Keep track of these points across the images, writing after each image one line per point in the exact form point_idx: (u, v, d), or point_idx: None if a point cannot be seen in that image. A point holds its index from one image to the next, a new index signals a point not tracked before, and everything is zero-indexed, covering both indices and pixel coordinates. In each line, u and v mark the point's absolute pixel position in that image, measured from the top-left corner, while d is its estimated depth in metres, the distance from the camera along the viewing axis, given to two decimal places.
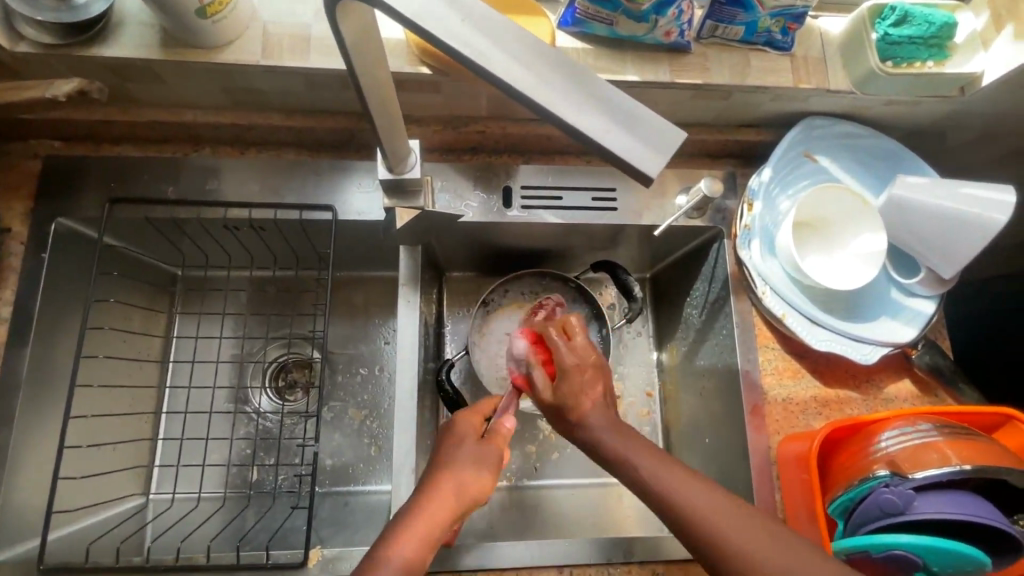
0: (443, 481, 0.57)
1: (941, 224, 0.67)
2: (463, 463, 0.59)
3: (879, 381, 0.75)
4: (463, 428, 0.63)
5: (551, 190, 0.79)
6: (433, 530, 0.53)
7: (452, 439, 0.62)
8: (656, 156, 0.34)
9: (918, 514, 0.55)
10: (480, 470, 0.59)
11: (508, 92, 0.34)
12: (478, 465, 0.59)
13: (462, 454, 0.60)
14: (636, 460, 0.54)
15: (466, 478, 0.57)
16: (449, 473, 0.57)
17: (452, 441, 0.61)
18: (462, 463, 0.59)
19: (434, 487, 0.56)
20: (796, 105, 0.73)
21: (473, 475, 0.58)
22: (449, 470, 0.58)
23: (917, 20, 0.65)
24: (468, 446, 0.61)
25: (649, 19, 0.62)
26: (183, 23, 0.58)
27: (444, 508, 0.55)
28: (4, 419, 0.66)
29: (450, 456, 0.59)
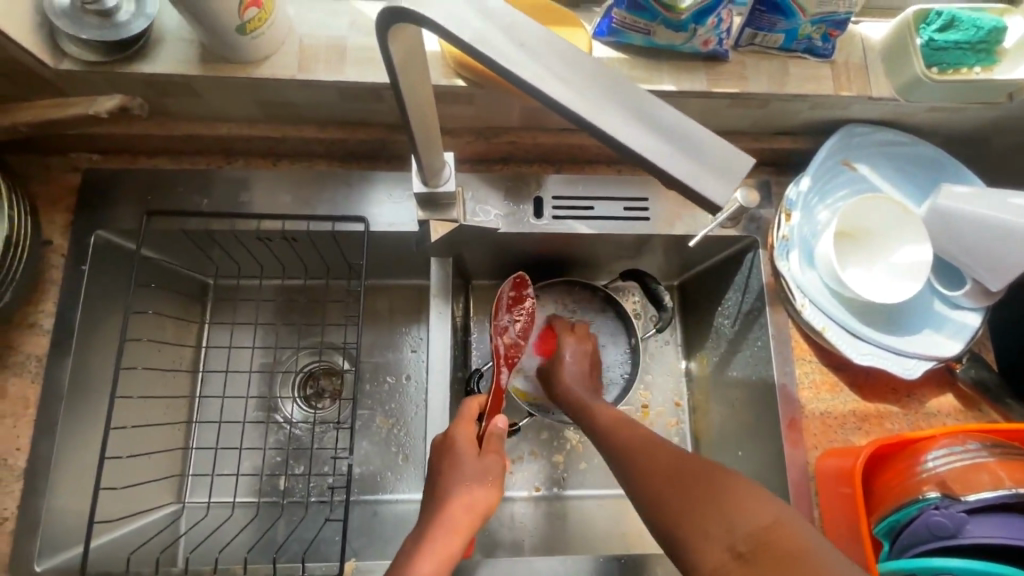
0: (453, 501, 0.59)
1: (990, 235, 0.65)
2: (472, 477, 0.61)
3: (921, 395, 0.73)
4: (464, 436, 0.64)
5: (582, 200, 0.78)
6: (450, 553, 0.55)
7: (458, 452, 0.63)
8: (721, 181, 0.33)
9: (971, 537, 0.54)
10: (484, 483, 0.61)
11: (569, 114, 0.34)
12: (486, 479, 0.61)
13: (470, 464, 0.62)
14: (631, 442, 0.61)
15: (477, 490, 0.60)
16: (455, 495, 0.59)
17: (456, 452, 0.62)
18: (474, 476, 0.61)
19: (445, 507, 0.58)
20: (836, 113, 0.71)
21: (482, 488, 0.60)
22: (457, 488, 0.60)
23: (965, 24, 0.64)
24: (471, 458, 0.62)
25: (687, 29, 0.61)
26: (222, 39, 0.59)
27: (455, 530, 0.56)
28: (45, 429, 0.67)
29: (451, 479, 0.60)
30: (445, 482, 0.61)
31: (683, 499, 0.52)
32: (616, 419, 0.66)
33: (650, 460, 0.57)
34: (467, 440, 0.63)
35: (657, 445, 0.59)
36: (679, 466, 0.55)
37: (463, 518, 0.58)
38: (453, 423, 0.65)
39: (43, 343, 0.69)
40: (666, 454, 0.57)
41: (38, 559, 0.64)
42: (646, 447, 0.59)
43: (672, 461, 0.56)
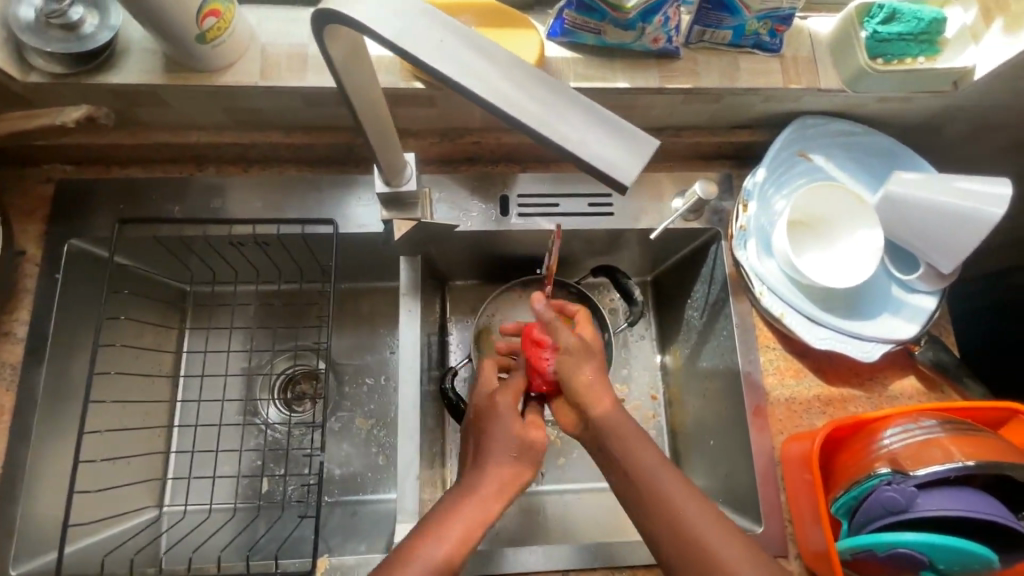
0: (481, 483, 0.59)
1: (938, 219, 0.67)
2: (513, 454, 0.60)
3: (883, 378, 0.75)
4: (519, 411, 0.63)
5: (548, 197, 0.80)
6: (466, 537, 0.55)
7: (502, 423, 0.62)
8: (633, 164, 0.35)
9: (922, 511, 0.55)
10: (522, 458, 0.61)
11: (486, 105, 0.36)
12: (527, 453, 0.61)
13: (518, 437, 0.61)
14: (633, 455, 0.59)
15: (515, 461, 0.60)
16: (493, 466, 0.60)
17: (507, 428, 0.62)
18: (518, 453, 0.60)
19: (481, 476, 0.59)
20: (788, 105, 0.73)
21: (522, 464, 0.60)
22: (496, 459, 0.60)
23: (906, 17, 0.66)
24: (516, 433, 0.61)
25: (636, 27, 0.63)
26: (184, 48, 0.60)
27: (480, 511, 0.57)
28: (19, 435, 0.68)
29: (494, 455, 0.60)
30: (487, 454, 0.61)
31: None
32: (615, 421, 0.61)
33: (685, 518, 0.54)
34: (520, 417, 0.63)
35: (692, 496, 0.56)
36: (730, 538, 0.54)
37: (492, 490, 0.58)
38: (498, 390, 0.65)
39: (18, 351, 0.71)
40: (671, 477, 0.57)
41: (13, 564, 0.65)
42: (676, 496, 0.56)
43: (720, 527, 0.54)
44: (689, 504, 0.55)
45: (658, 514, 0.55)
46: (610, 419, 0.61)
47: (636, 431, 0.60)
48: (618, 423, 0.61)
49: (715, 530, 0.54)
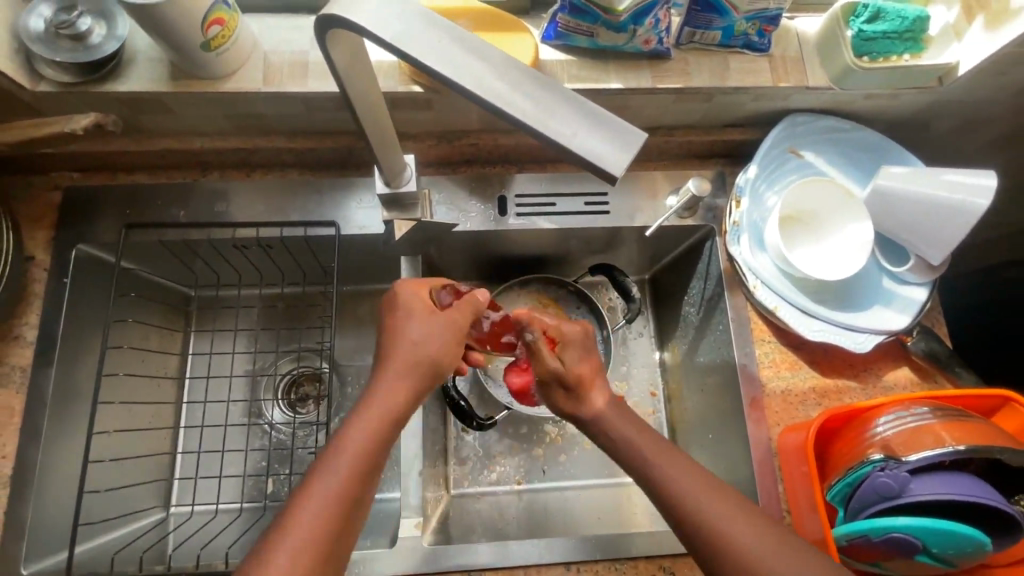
0: (383, 385, 0.55)
1: (925, 211, 0.69)
2: (422, 348, 0.57)
3: (878, 369, 0.76)
4: (449, 319, 0.60)
5: (545, 197, 0.81)
6: (367, 454, 0.52)
7: (408, 316, 0.59)
8: (621, 157, 0.36)
9: (914, 496, 0.56)
10: (432, 341, 0.58)
11: (482, 102, 0.37)
12: (439, 338, 0.59)
13: (424, 327, 0.58)
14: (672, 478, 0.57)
15: (419, 352, 0.57)
16: (397, 355, 0.57)
17: (413, 321, 0.58)
18: (422, 341, 0.58)
19: (385, 369, 0.56)
20: (778, 104, 0.75)
21: (437, 350, 0.58)
22: (398, 356, 0.57)
23: (890, 16, 0.67)
24: (427, 326, 0.59)
25: (627, 29, 0.65)
26: (189, 57, 0.62)
27: (380, 418, 0.54)
28: (29, 437, 0.69)
29: (396, 351, 0.57)
30: (386, 356, 0.57)
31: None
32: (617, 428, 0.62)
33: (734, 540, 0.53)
34: (427, 306, 0.60)
35: (727, 499, 0.55)
36: (770, 543, 0.53)
37: (395, 393, 0.55)
38: (404, 280, 0.61)
39: (27, 354, 0.72)
40: (714, 494, 0.55)
41: (25, 563, 0.66)
42: (711, 502, 0.55)
43: (765, 541, 0.53)
44: (724, 508, 0.54)
45: (695, 519, 0.54)
46: (609, 426, 0.62)
47: (647, 432, 0.61)
48: (617, 429, 0.62)
49: (755, 535, 0.53)
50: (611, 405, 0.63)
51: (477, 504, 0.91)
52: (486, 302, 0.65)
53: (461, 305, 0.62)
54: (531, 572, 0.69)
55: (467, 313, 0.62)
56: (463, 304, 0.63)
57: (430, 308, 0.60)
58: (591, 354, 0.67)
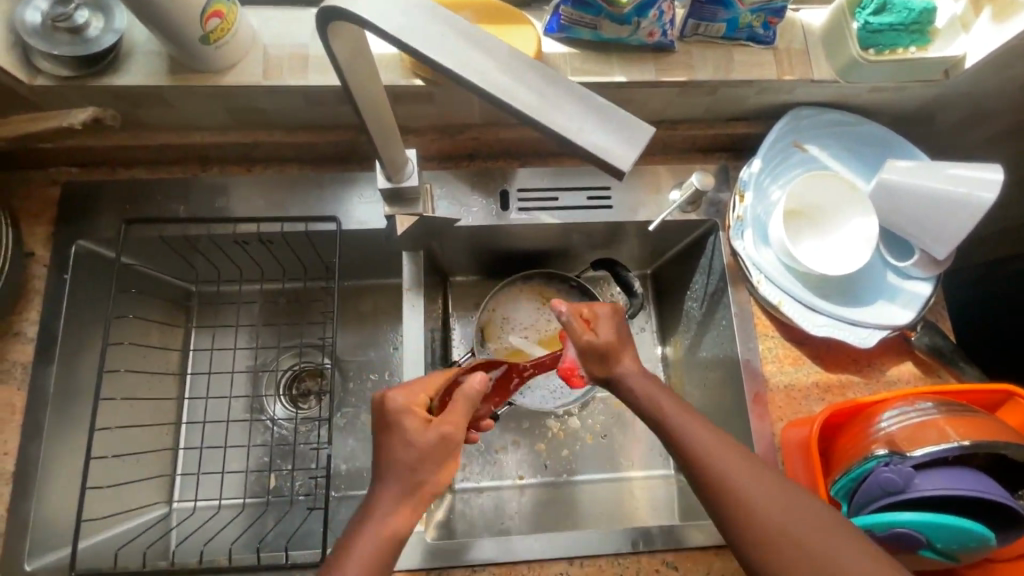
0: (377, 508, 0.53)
1: (931, 205, 0.68)
2: (411, 468, 0.53)
3: (881, 364, 0.76)
4: (438, 437, 0.54)
5: (547, 192, 0.81)
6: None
7: (395, 434, 0.54)
8: (627, 152, 0.36)
9: (920, 491, 0.56)
10: (428, 462, 0.53)
11: (488, 97, 0.37)
12: (431, 453, 0.54)
13: (413, 445, 0.53)
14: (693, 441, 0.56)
15: (414, 474, 0.53)
16: (388, 479, 0.53)
17: (401, 438, 0.54)
18: (413, 461, 0.53)
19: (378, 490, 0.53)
20: (782, 97, 0.75)
21: (430, 464, 0.54)
22: (390, 477, 0.53)
23: (897, 7, 0.66)
24: (415, 448, 0.53)
25: (631, 22, 0.64)
26: (188, 51, 0.62)
27: (377, 539, 0.52)
28: (31, 434, 0.69)
29: (386, 476, 0.53)
30: (380, 477, 0.54)
31: (799, 541, 0.51)
32: (644, 389, 0.61)
33: (750, 504, 0.53)
34: (416, 420, 0.55)
35: (736, 454, 0.55)
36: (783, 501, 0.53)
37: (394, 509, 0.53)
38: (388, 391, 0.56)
39: (28, 350, 0.72)
40: (734, 459, 0.55)
41: (28, 559, 0.66)
42: (727, 462, 0.55)
43: (783, 506, 0.52)
44: (741, 469, 0.54)
45: (707, 477, 0.55)
46: (636, 387, 0.61)
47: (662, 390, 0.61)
48: (644, 389, 0.61)
49: (770, 494, 0.53)
50: (633, 369, 0.63)
51: (479, 499, 0.91)
52: (483, 387, 0.57)
53: (455, 405, 0.56)
54: (535, 567, 0.69)
55: (462, 414, 0.55)
56: (457, 402, 0.56)
57: (422, 420, 0.55)
58: (624, 332, 0.65)
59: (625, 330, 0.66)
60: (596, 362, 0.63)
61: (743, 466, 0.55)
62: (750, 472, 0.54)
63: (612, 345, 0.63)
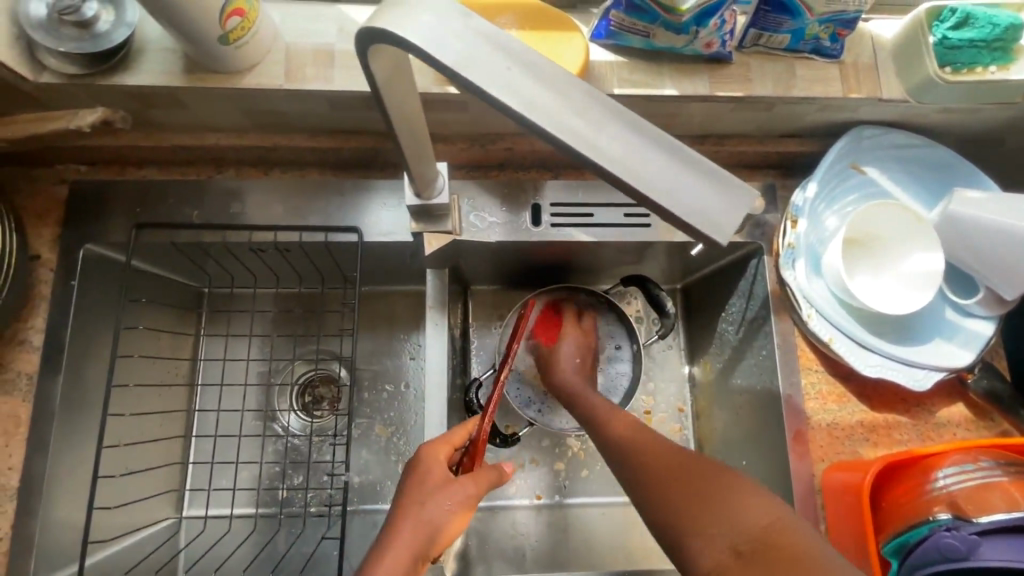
0: (387, 558, 0.49)
1: (1004, 245, 0.63)
2: (433, 524, 0.52)
3: (931, 405, 0.71)
4: (463, 490, 0.55)
5: (581, 206, 0.76)
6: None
7: (417, 497, 0.54)
8: (725, 218, 0.32)
9: (984, 561, 0.52)
10: (445, 514, 0.53)
11: (569, 149, 0.32)
12: (451, 508, 0.53)
13: (437, 502, 0.54)
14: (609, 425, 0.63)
15: (428, 514, 0.53)
16: (405, 519, 0.52)
17: (424, 499, 0.54)
18: (435, 517, 0.53)
19: (394, 531, 0.51)
20: (844, 115, 0.69)
21: (447, 519, 0.53)
22: (407, 518, 0.52)
23: (980, 22, 0.60)
24: (439, 491, 0.55)
25: (689, 31, 0.59)
26: (206, 51, 0.57)
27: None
28: (36, 449, 0.66)
29: (404, 518, 0.52)
30: (396, 519, 0.53)
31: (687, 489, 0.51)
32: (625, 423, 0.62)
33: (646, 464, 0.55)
34: (440, 479, 0.56)
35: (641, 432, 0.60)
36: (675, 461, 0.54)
37: (405, 545, 0.50)
38: (427, 441, 0.59)
39: (34, 360, 0.68)
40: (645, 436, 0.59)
41: None
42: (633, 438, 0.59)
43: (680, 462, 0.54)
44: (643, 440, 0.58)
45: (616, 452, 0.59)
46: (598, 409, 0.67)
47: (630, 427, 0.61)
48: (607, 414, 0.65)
49: (658, 451, 0.56)
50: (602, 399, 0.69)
51: (494, 519, 0.88)
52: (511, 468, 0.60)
53: (480, 470, 0.58)
54: None
55: (484, 478, 0.57)
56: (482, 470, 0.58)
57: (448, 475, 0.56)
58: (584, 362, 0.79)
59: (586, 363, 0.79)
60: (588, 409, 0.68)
61: (643, 437, 0.59)
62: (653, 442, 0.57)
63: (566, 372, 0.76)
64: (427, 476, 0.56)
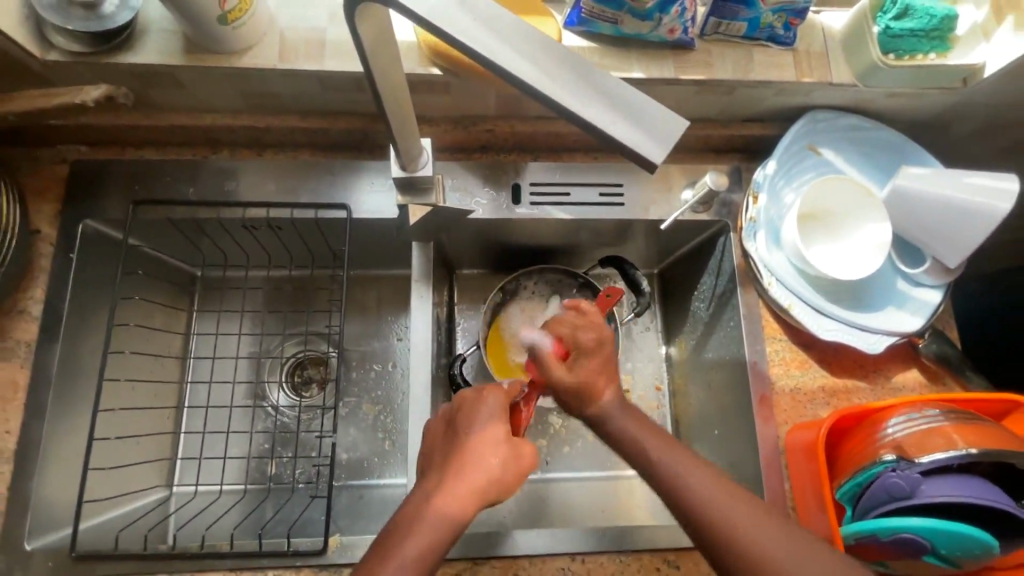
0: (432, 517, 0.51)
1: (945, 214, 0.68)
2: (484, 482, 0.53)
3: (887, 371, 0.76)
4: (518, 451, 0.56)
5: (559, 186, 0.80)
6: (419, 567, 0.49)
7: (472, 451, 0.55)
8: (658, 144, 0.36)
9: (926, 497, 0.56)
10: (499, 471, 0.54)
11: (523, 88, 0.37)
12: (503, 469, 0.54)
13: (490, 461, 0.54)
14: (621, 427, 0.61)
15: (479, 478, 0.53)
16: (460, 474, 0.53)
17: (481, 457, 0.54)
18: (484, 476, 0.54)
19: (447, 488, 0.52)
20: (800, 99, 0.74)
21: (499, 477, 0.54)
22: (461, 475, 0.53)
23: (919, 13, 0.66)
24: (493, 450, 0.55)
25: (652, 17, 0.64)
26: (205, 31, 0.61)
27: (426, 533, 0.50)
28: (33, 414, 0.69)
29: (457, 473, 0.53)
30: (449, 475, 0.53)
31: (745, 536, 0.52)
32: (598, 338, 0.65)
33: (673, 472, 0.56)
34: (496, 438, 0.56)
35: (656, 434, 0.60)
36: (734, 501, 0.54)
37: (456, 503, 0.52)
38: (488, 386, 0.61)
39: (32, 329, 0.71)
40: (658, 436, 0.60)
41: (28, 539, 0.66)
42: (653, 443, 0.59)
43: (726, 492, 0.54)
44: (653, 440, 0.59)
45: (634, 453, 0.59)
46: (615, 422, 0.61)
47: (613, 376, 0.64)
48: (624, 424, 0.61)
49: (680, 457, 0.57)
50: (614, 397, 0.63)
51: None
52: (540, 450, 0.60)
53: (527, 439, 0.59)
54: (535, 563, 0.69)
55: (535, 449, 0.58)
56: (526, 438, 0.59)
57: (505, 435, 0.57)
58: (603, 369, 0.64)
59: (606, 363, 0.64)
60: (585, 364, 0.64)
61: (656, 437, 0.59)
62: (663, 442, 0.59)
63: (586, 381, 0.62)
64: (484, 431, 0.57)
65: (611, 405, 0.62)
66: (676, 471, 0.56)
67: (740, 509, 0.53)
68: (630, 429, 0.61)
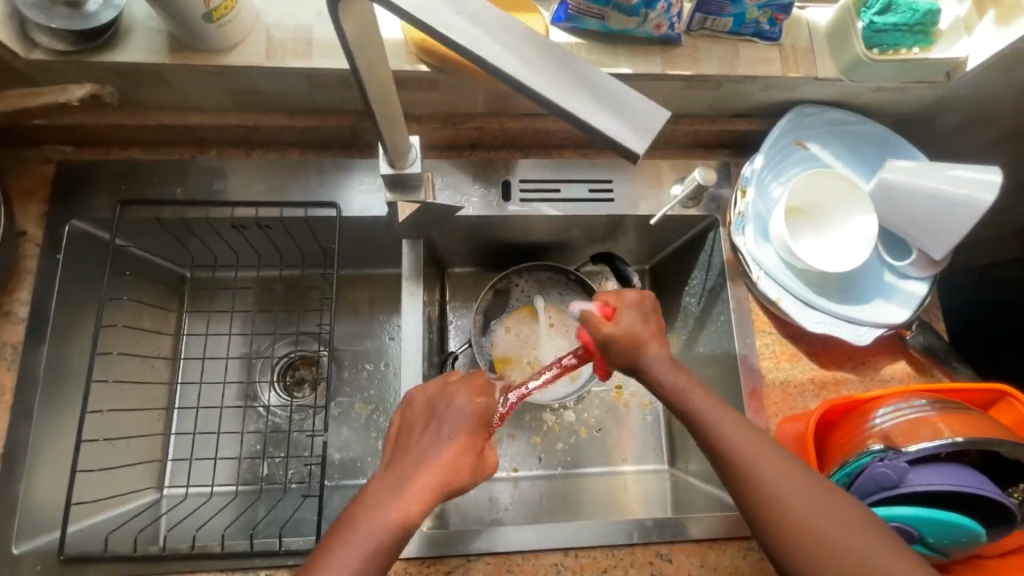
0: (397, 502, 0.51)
1: (930, 207, 0.69)
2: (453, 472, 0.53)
3: (876, 363, 0.76)
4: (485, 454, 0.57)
5: (550, 183, 0.80)
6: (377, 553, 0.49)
7: (450, 437, 0.55)
8: (641, 134, 0.36)
9: (913, 486, 0.56)
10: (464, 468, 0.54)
11: (506, 80, 0.37)
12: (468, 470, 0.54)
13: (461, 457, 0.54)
14: (663, 376, 0.61)
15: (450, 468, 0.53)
16: (433, 459, 0.53)
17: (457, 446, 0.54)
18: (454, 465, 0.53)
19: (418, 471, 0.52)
20: (786, 94, 0.75)
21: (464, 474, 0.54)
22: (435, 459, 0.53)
23: (902, 7, 0.67)
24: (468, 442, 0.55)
25: (639, 13, 0.64)
26: (191, 29, 0.61)
27: (387, 523, 0.50)
28: (20, 417, 0.68)
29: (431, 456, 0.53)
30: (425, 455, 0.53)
31: (778, 490, 0.53)
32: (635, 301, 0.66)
33: (711, 424, 0.57)
34: (474, 437, 0.56)
35: (697, 385, 0.60)
36: (771, 456, 0.55)
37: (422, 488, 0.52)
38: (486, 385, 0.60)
39: (19, 331, 0.70)
40: (699, 387, 0.60)
41: (16, 543, 0.65)
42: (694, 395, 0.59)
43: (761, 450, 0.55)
44: (695, 390, 0.59)
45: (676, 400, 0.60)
46: (660, 370, 0.61)
47: (656, 330, 0.64)
48: (667, 373, 0.61)
49: (718, 413, 0.58)
50: (662, 347, 0.62)
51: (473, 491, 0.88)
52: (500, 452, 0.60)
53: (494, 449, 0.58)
54: (529, 558, 0.69)
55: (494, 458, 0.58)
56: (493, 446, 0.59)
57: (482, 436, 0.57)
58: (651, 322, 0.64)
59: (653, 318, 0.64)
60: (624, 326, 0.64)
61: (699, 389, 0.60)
62: (705, 395, 0.59)
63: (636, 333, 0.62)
64: (459, 427, 0.56)
65: (657, 354, 0.62)
66: (714, 426, 0.57)
67: (772, 466, 0.54)
68: (674, 378, 0.60)
